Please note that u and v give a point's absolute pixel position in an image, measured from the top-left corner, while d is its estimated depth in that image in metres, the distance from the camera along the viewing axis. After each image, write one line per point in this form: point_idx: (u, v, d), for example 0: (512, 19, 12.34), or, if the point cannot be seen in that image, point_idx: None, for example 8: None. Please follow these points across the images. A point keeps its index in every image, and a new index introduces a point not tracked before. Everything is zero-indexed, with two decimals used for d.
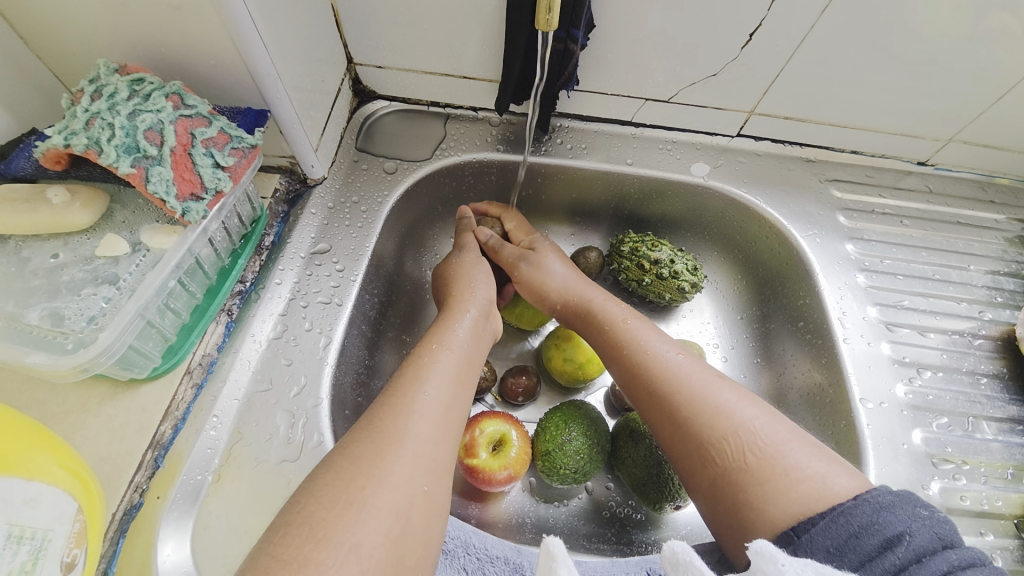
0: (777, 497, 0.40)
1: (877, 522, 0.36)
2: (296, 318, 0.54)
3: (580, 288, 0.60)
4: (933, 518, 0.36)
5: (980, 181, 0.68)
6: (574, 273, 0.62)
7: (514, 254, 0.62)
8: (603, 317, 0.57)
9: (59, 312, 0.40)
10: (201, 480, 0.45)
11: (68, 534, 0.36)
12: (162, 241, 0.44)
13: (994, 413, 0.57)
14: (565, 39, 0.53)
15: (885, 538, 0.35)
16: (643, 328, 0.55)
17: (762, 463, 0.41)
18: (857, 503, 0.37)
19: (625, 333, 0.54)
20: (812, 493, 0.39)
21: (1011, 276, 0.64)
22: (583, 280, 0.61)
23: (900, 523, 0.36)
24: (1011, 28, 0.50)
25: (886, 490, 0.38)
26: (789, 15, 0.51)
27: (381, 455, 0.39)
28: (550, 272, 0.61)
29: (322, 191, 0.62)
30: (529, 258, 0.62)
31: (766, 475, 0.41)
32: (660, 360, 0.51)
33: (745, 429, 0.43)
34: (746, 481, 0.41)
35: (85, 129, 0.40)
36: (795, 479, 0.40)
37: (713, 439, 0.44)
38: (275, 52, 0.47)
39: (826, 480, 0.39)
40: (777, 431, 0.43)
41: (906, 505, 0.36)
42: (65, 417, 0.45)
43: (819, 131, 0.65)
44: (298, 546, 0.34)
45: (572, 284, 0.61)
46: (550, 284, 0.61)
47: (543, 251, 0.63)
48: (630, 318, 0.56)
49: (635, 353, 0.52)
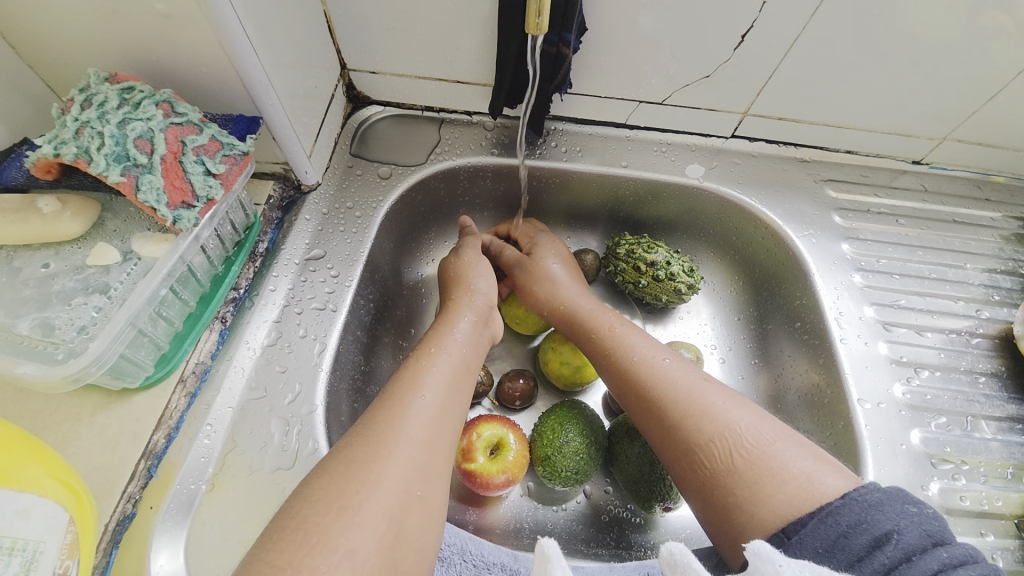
0: (765, 499, 0.39)
1: (866, 520, 0.36)
2: (291, 324, 0.54)
3: (567, 296, 0.60)
4: (923, 515, 0.36)
5: (975, 179, 0.68)
6: (567, 278, 0.61)
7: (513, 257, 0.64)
8: (591, 325, 0.56)
9: (49, 322, 0.40)
10: (194, 489, 0.45)
11: (60, 545, 0.36)
12: (154, 249, 0.44)
13: (993, 412, 0.57)
14: (558, 43, 0.53)
15: (874, 537, 0.35)
16: (631, 333, 0.54)
17: (750, 465, 0.41)
18: (845, 502, 0.37)
19: (612, 340, 0.54)
20: (799, 493, 0.39)
21: (1009, 273, 0.64)
22: (575, 288, 0.61)
23: (889, 521, 0.35)
24: (1005, 27, 0.50)
25: (875, 487, 0.37)
26: (781, 16, 0.51)
27: (375, 460, 0.38)
28: (544, 275, 0.61)
29: (316, 197, 0.61)
30: (523, 265, 0.62)
31: (753, 477, 0.41)
32: (646, 364, 0.50)
33: (731, 431, 0.43)
34: (735, 483, 0.41)
35: (74, 138, 0.40)
36: (781, 480, 0.40)
37: (700, 443, 0.44)
38: (268, 59, 0.47)
39: (813, 479, 0.39)
40: (763, 431, 0.43)
41: (895, 503, 0.36)
42: (58, 427, 0.45)
43: (813, 131, 0.65)
44: (293, 552, 0.33)
45: (561, 291, 0.60)
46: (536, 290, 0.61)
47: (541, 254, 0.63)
48: (618, 325, 0.55)
49: (623, 359, 0.52)
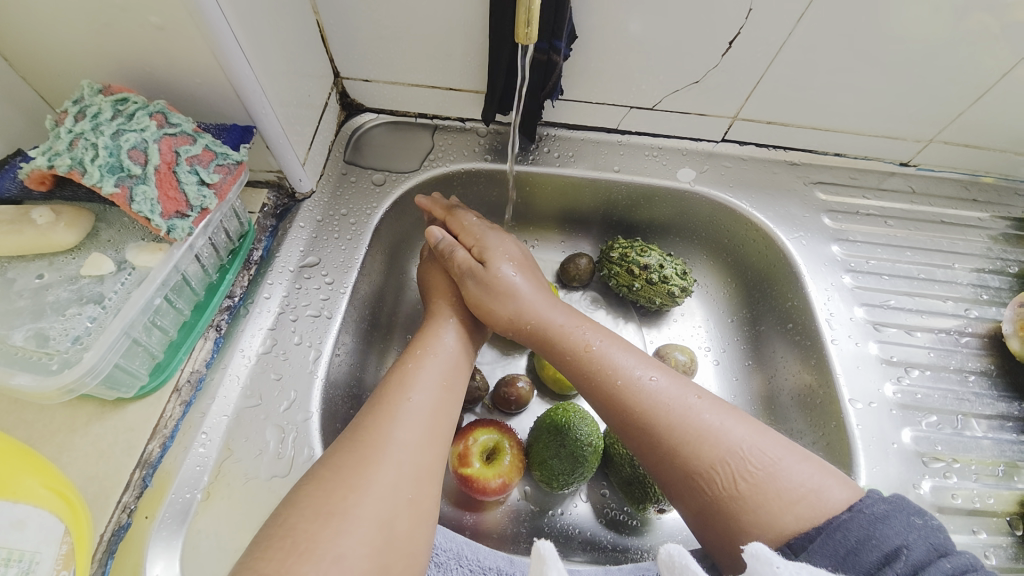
0: (770, 524, 0.39)
1: (874, 535, 0.36)
2: (286, 332, 0.54)
3: (535, 315, 0.54)
4: (928, 528, 0.36)
5: (963, 180, 0.69)
6: (529, 290, 0.56)
7: (465, 262, 0.57)
8: (564, 347, 0.52)
9: (44, 333, 0.40)
10: (190, 498, 0.45)
11: (55, 556, 0.36)
12: (148, 259, 0.44)
13: (984, 411, 0.57)
14: (548, 50, 0.54)
15: (883, 553, 0.35)
16: (610, 350, 0.51)
17: (754, 489, 0.41)
18: (853, 516, 0.37)
19: (591, 365, 0.50)
20: (807, 512, 0.39)
21: (997, 273, 0.65)
22: (540, 303, 0.55)
23: (897, 536, 0.36)
24: (991, 29, 0.50)
25: (880, 499, 0.38)
26: (769, 22, 0.52)
27: (364, 466, 0.39)
28: (500, 294, 0.55)
29: (311, 204, 0.62)
30: (477, 275, 0.56)
31: (758, 500, 0.40)
32: (634, 387, 0.48)
33: (733, 455, 0.42)
34: (738, 509, 0.41)
35: (68, 150, 0.40)
36: (788, 501, 0.39)
37: (700, 469, 0.43)
38: (261, 69, 0.47)
39: (821, 496, 0.39)
40: (765, 452, 0.42)
41: (901, 514, 0.37)
42: (53, 437, 0.45)
43: (802, 134, 0.66)
44: (281, 560, 0.34)
45: (525, 311, 0.55)
46: (497, 309, 0.55)
47: (496, 264, 0.57)
48: (594, 345, 0.51)
49: (608, 384, 0.49)
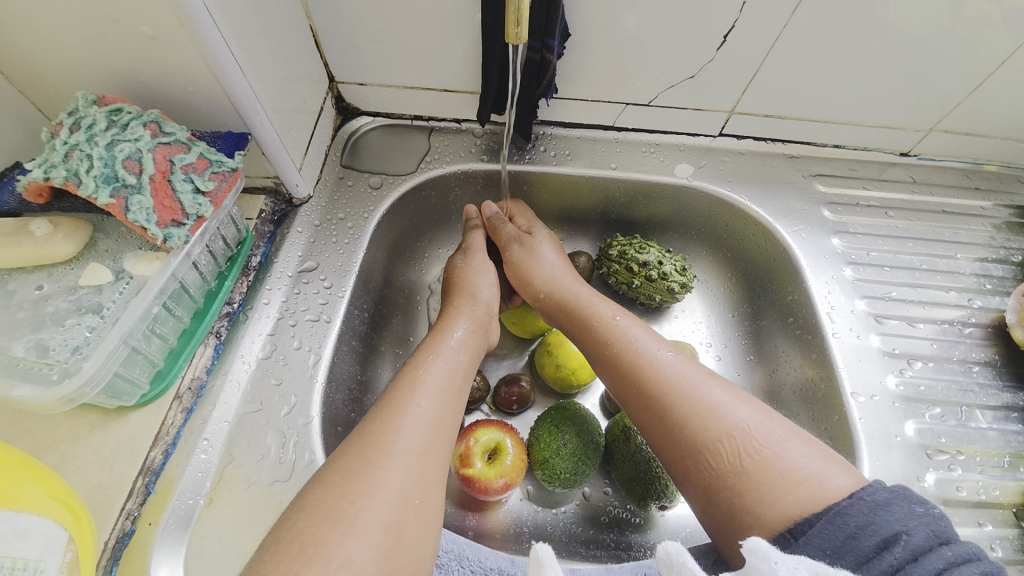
0: (774, 502, 0.39)
1: (874, 521, 0.36)
2: (285, 337, 0.54)
3: (567, 282, 0.59)
4: (928, 516, 0.36)
5: (965, 169, 0.69)
6: (562, 264, 0.61)
7: (510, 233, 0.63)
8: (590, 313, 0.55)
9: (43, 344, 0.41)
10: (193, 504, 0.46)
11: (61, 564, 0.36)
12: (146, 268, 0.44)
13: (989, 402, 0.57)
14: (541, 49, 0.54)
15: (882, 538, 0.35)
16: (631, 324, 0.53)
17: (759, 466, 0.40)
18: (853, 502, 0.37)
19: (614, 331, 0.53)
20: (809, 494, 0.38)
21: (1000, 262, 0.64)
22: (571, 276, 0.60)
23: (897, 522, 0.35)
24: (987, 16, 0.50)
25: (881, 487, 0.38)
26: (762, 15, 0.52)
27: (371, 471, 0.39)
28: (540, 257, 0.61)
29: (308, 209, 0.62)
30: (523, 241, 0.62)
31: (763, 477, 0.40)
32: (649, 357, 0.49)
33: (740, 430, 0.42)
34: (742, 485, 0.40)
35: (64, 162, 0.41)
36: (791, 482, 0.39)
37: (708, 442, 0.43)
38: (254, 76, 0.47)
39: (823, 480, 0.39)
40: (771, 431, 0.42)
41: (902, 503, 0.36)
42: (56, 446, 0.45)
43: (800, 126, 0.65)
44: (290, 563, 0.34)
45: (560, 276, 0.60)
46: (538, 270, 0.61)
47: (537, 237, 0.63)
48: (620, 314, 0.54)
49: (625, 352, 0.50)
